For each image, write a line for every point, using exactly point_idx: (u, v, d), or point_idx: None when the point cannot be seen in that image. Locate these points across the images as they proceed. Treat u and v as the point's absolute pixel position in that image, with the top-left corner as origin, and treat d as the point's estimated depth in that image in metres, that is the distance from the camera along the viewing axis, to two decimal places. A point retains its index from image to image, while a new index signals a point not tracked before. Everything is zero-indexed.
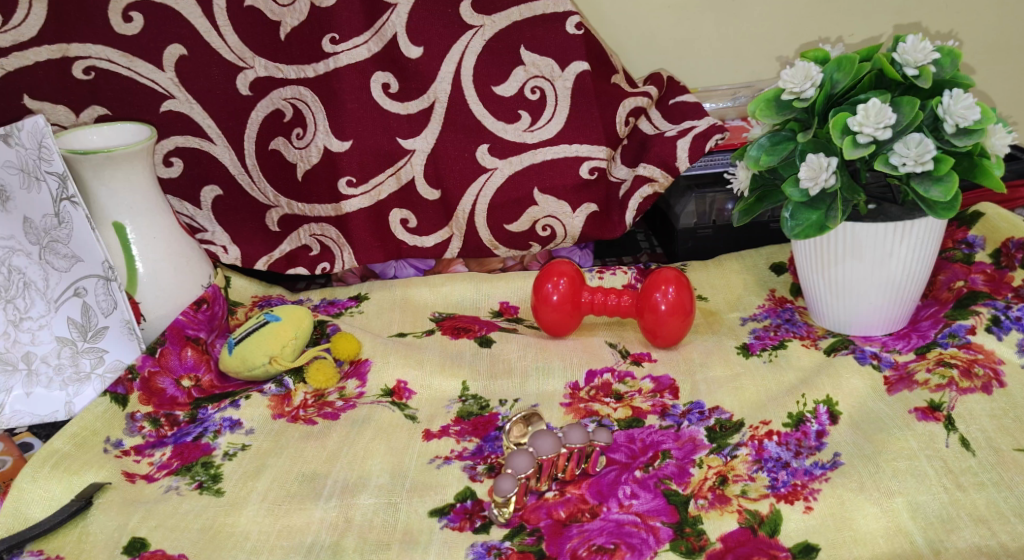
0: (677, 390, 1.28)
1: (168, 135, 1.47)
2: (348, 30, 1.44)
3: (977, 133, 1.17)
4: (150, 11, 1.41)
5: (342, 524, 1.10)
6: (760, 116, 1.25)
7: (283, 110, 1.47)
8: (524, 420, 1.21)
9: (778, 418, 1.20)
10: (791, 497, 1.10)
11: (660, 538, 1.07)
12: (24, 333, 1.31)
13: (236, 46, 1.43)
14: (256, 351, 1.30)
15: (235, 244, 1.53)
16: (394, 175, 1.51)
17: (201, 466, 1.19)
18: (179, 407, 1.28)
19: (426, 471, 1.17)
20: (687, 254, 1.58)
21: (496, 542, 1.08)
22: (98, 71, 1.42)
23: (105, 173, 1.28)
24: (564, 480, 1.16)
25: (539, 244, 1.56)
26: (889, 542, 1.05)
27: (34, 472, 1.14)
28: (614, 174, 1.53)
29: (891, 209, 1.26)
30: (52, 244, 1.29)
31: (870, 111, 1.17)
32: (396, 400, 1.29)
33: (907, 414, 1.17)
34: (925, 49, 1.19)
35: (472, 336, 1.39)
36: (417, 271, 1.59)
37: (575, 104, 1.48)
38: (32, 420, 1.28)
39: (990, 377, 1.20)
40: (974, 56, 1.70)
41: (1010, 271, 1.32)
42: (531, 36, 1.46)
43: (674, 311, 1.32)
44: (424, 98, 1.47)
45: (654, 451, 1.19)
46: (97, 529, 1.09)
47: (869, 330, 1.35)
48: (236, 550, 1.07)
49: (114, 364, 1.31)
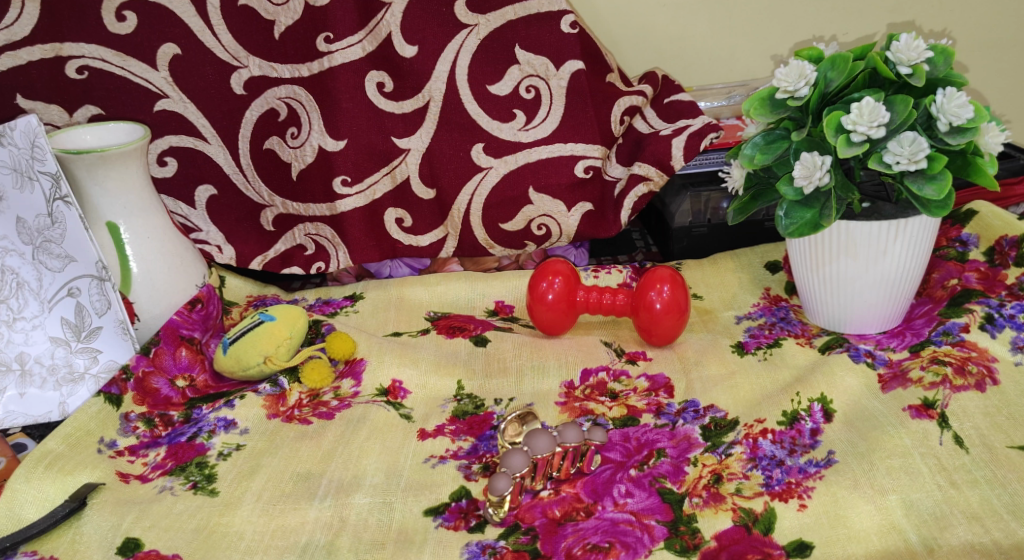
0: (672, 389, 1.28)
1: (162, 135, 1.47)
2: (343, 29, 1.43)
3: (971, 131, 1.18)
4: (142, 10, 1.41)
5: (336, 523, 1.10)
6: (754, 115, 1.26)
7: (278, 109, 1.47)
8: (518, 419, 1.20)
9: (772, 416, 1.20)
10: (785, 495, 1.10)
11: (654, 537, 1.07)
12: (18, 333, 1.30)
13: (230, 45, 1.43)
14: (251, 351, 1.29)
15: (229, 243, 1.53)
16: (389, 175, 1.51)
17: (196, 467, 1.19)
18: (173, 407, 1.28)
19: (421, 471, 1.17)
20: (681, 253, 1.58)
21: (490, 542, 1.08)
22: (91, 71, 1.42)
23: (98, 173, 1.28)
24: (559, 478, 1.16)
25: (534, 244, 1.56)
26: (882, 539, 1.05)
27: (29, 472, 1.14)
28: (608, 173, 1.53)
29: (886, 208, 1.26)
30: (46, 244, 1.29)
31: (864, 109, 1.17)
32: (391, 399, 1.28)
33: (902, 412, 1.17)
34: (918, 47, 1.19)
35: (467, 336, 1.39)
36: (412, 270, 1.60)
37: (569, 103, 1.48)
38: (25, 420, 1.28)
39: (984, 374, 1.20)
40: (968, 55, 1.70)
41: (1004, 269, 1.32)
42: (525, 35, 1.45)
43: (669, 309, 1.32)
44: (419, 98, 1.47)
45: (649, 449, 1.19)
46: (91, 530, 1.09)
47: (863, 328, 1.35)
48: (230, 550, 1.08)
49: (108, 364, 1.31)
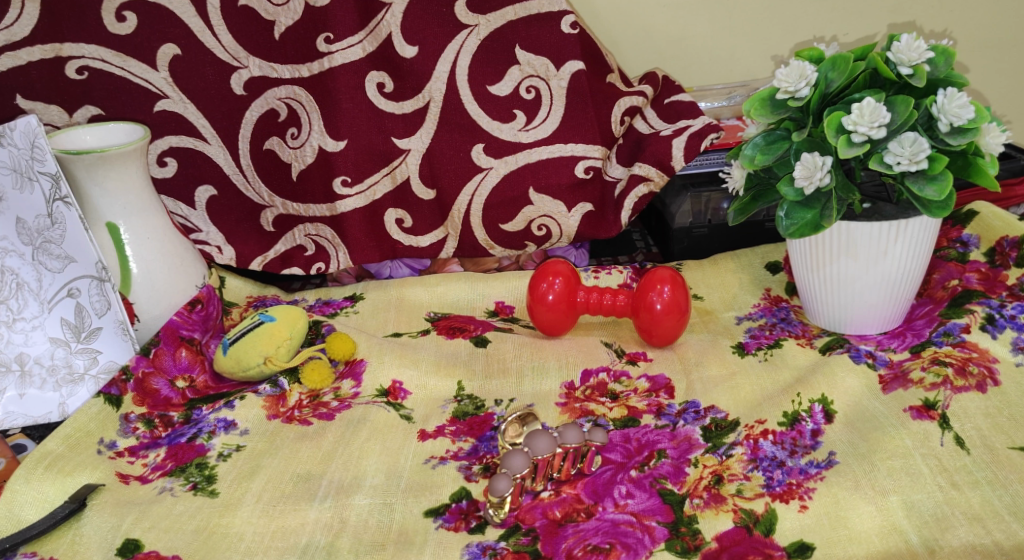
0: (673, 390, 1.28)
1: (161, 135, 1.47)
2: (343, 30, 1.43)
3: (971, 132, 1.17)
4: (142, 10, 1.41)
5: (337, 524, 1.10)
6: (754, 115, 1.25)
7: (278, 110, 1.47)
8: (519, 420, 1.20)
9: (772, 417, 1.20)
10: (786, 496, 1.10)
11: (655, 538, 1.07)
12: (18, 334, 1.29)
13: (230, 45, 1.43)
14: (251, 352, 1.29)
15: (229, 244, 1.53)
16: (389, 175, 1.51)
17: (195, 467, 1.19)
18: (173, 407, 1.28)
19: (422, 471, 1.17)
20: (681, 253, 1.58)
21: (491, 543, 1.08)
22: (91, 71, 1.42)
23: (98, 173, 1.28)
24: (559, 479, 1.16)
25: (534, 244, 1.56)
26: (883, 540, 1.05)
27: (28, 473, 1.14)
28: (608, 174, 1.53)
29: (886, 209, 1.26)
30: (46, 245, 1.28)
31: (864, 109, 1.17)
32: (391, 400, 1.28)
33: (902, 413, 1.17)
34: (919, 48, 1.19)
35: (467, 337, 1.39)
36: (412, 271, 1.60)
37: (570, 104, 1.48)
38: (26, 421, 1.28)
39: (985, 375, 1.20)
40: (969, 55, 1.70)
41: (1004, 270, 1.32)
42: (526, 36, 1.45)
43: (670, 310, 1.32)
44: (419, 98, 1.47)
45: (650, 450, 1.19)
46: (91, 531, 1.09)
47: (863, 329, 1.35)
48: (230, 551, 1.07)
49: (108, 365, 1.31)
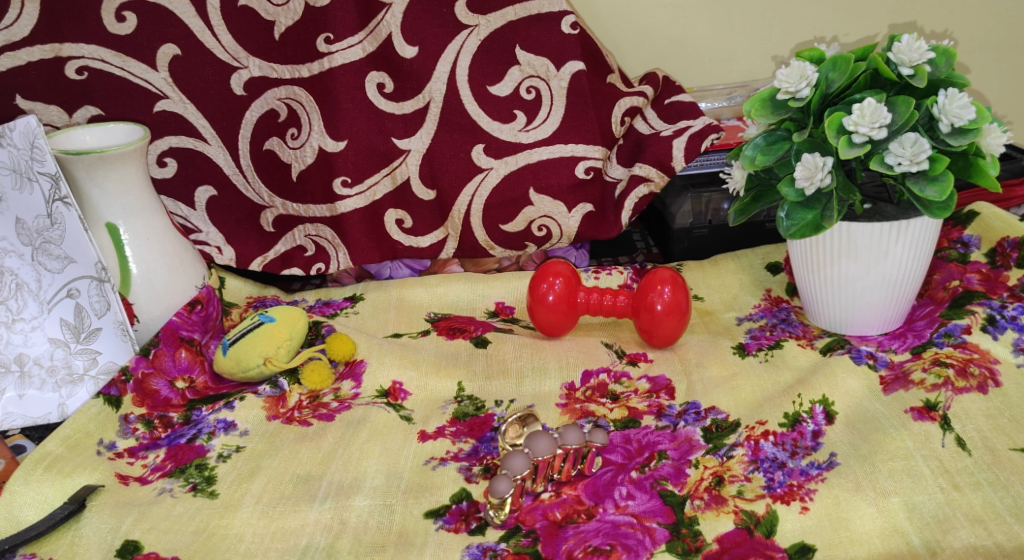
0: (673, 390, 1.28)
1: (161, 136, 1.47)
2: (343, 30, 1.43)
3: (971, 133, 1.17)
4: (142, 10, 1.40)
5: (336, 525, 1.10)
6: (755, 115, 1.25)
7: (278, 110, 1.46)
8: (519, 421, 1.19)
9: (773, 418, 1.20)
10: (787, 497, 1.10)
11: (656, 539, 1.07)
12: (17, 334, 1.28)
13: (229, 45, 1.43)
14: (250, 352, 1.29)
15: (228, 244, 1.53)
16: (389, 175, 1.50)
17: (195, 468, 1.19)
18: (172, 408, 1.28)
19: (422, 472, 1.17)
20: (682, 254, 1.58)
21: (491, 544, 1.08)
22: (91, 71, 1.42)
23: (97, 173, 1.28)
24: (560, 480, 1.16)
25: (534, 244, 1.56)
26: (884, 542, 1.04)
27: (27, 474, 1.14)
28: (608, 174, 1.53)
29: (887, 209, 1.26)
30: (45, 245, 1.28)
31: (865, 110, 1.17)
32: (391, 400, 1.28)
33: (903, 414, 1.17)
34: (920, 48, 1.19)
35: (467, 337, 1.39)
36: (412, 271, 1.59)
37: (570, 104, 1.48)
38: (25, 422, 1.27)
39: (986, 376, 1.19)
40: (969, 55, 1.70)
41: (1005, 271, 1.32)
42: (526, 36, 1.45)
43: (671, 310, 1.31)
44: (419, 98, 1.47)
45: (650, 451, 1.18)
46: (90, 532, 1.09)
47: (864, 330, 1.34)
48: (230, 552, 1.07)
49: (108, 366, 1.31)
